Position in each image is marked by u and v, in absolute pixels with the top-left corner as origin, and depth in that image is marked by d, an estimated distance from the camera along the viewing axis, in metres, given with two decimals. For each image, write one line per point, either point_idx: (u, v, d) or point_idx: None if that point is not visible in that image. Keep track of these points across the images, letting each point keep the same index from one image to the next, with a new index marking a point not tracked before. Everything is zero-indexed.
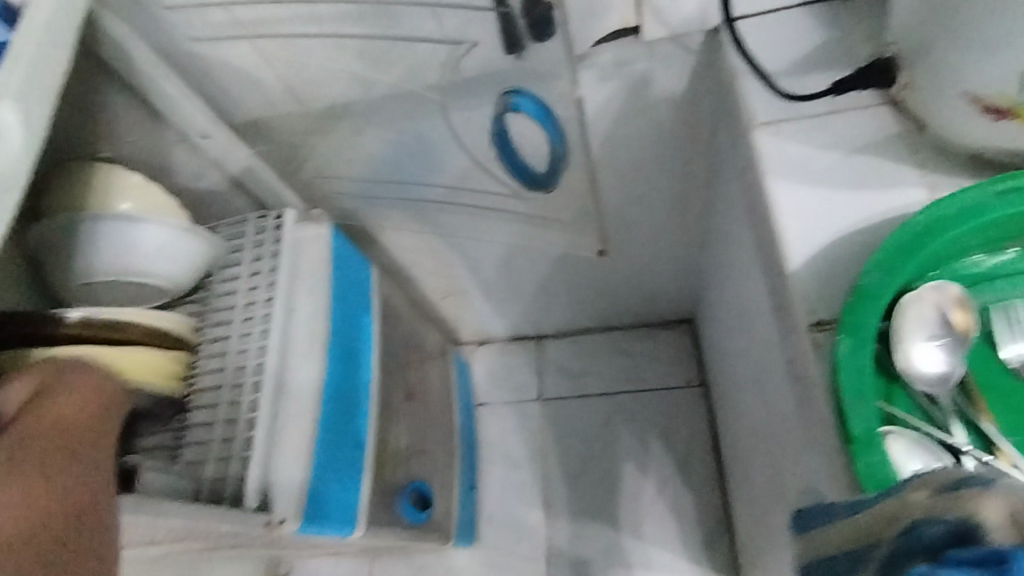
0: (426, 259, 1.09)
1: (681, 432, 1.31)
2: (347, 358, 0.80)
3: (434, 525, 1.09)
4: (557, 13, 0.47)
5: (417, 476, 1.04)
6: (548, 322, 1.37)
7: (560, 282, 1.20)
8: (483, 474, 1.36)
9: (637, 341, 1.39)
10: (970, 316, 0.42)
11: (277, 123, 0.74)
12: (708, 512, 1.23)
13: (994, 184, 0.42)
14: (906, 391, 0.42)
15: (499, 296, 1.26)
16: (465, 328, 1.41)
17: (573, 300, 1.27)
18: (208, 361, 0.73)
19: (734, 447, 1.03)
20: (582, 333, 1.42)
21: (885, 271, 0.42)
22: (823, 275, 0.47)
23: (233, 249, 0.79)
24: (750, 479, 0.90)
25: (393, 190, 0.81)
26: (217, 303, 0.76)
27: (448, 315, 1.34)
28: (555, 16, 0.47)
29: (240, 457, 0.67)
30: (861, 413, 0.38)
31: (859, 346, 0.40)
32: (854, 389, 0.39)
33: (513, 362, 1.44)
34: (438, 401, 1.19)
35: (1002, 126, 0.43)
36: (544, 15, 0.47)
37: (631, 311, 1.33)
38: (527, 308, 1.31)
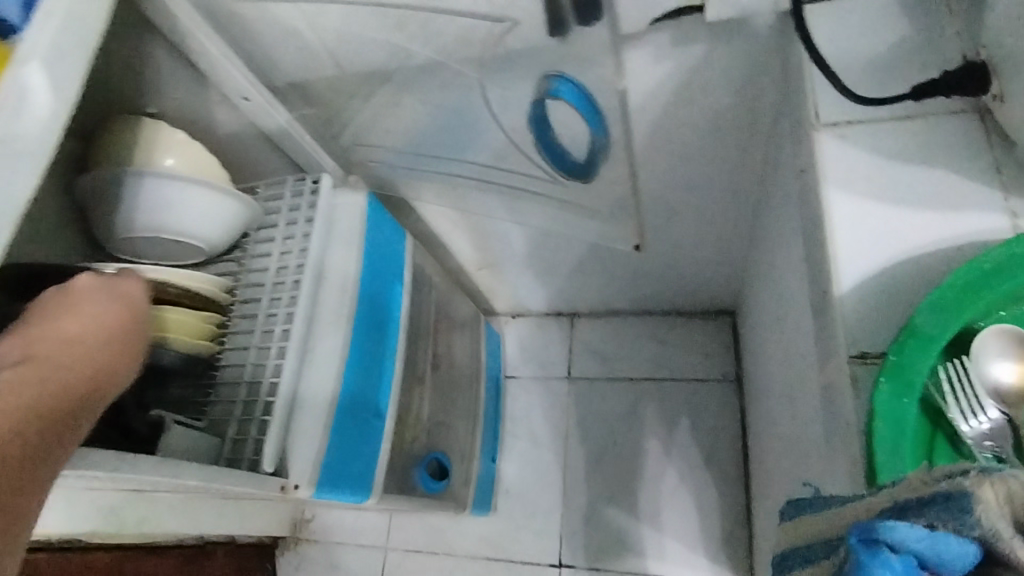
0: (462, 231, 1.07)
1: (710, 426, 1.29)
2: (376, 326, 0.81)
3: (451, 493, 1.10)
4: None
5: (438, 445, 1.05)
6: (583, 301, 1.35)
7: (597, 265, 1.17)
8: (506, 446, 1.38)
9: (671, 330, 1.37)
10: None
11: (319, 89, 0.72)
12: (726, 513, 1.22)
13: None
14: (947, 443, 0.38)
15: (534, 272, 1.23)
16: (499, 300, 1.40)
17: (609, 282, 1.25)
18: (240, 322, 0.74)
19: (764, 450, 1.00)
20: (618, 314, 1.40)
21: (946, 310, 0.38)
22: (870, 303, 0.44)
23: (271, 211, 0.79)
24: (777, 486, 0.88)
25: (429, 163, 0.79)
26: (252, 265, 0.77)
27: (482, 286, 1.33)
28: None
29: (261, 418, 0.69)
30: (894, 466, 0.36)
31: (897, 397, 0.37)
32: (889, 439, 0.36)
33: (545, 337, 1.44)
34: (463, 372, 1.20)
35: None
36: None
37: (669, 298, 1.30)
38: (564, 286, 1.29)
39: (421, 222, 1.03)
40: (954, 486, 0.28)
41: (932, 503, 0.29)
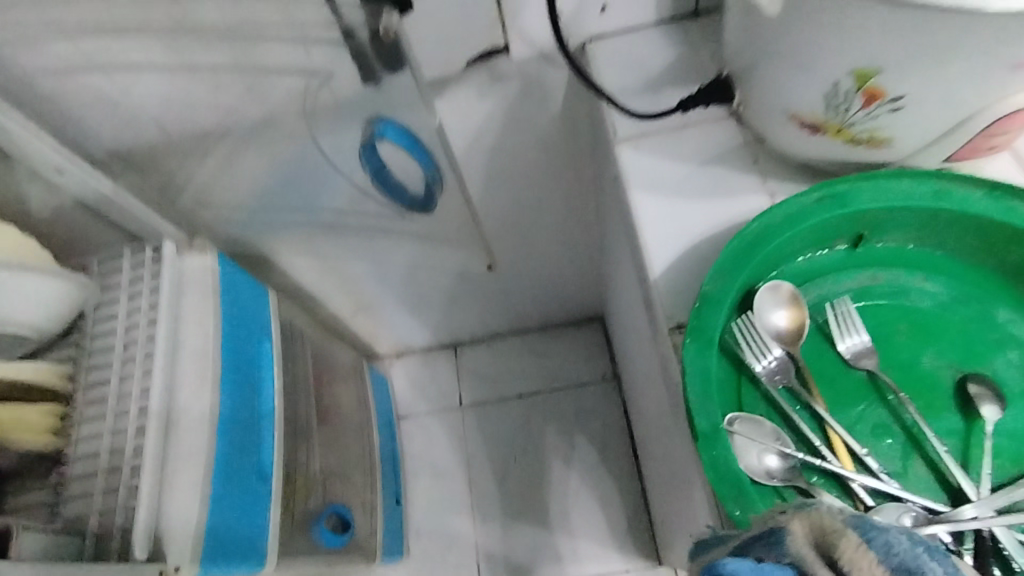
0: (329, 279, 1.07)
1: (599, 425, 1.37)
2: (247, 388, 0.78)
3: (358, 546, 1.07)
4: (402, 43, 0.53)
5: (335, 499, 1.02)
6: (464, 329, 1.39)
7: (469, 292, 1.21)
8: (411, 486, 1.36)
9: (550, 342, 1.44)
10: (799, 311, 0.46)
11: (146, 154, 0.69)
12: (627, 504, 1.30)
13: (812, 192, 0.46)
14: (750, 384, 0.46)
15: (410, 308, 1.25)
16: (381, 342, 1.40)
17: (484, 307, 1.29)
18: (86, 410, 0.68)
19: (644, 435, 1.08)
20: (499, 335, 1.45)
21: (728, 275, 0.46)
22: (680, 283, 0.51)
23: (108, 287, 0.74)
24: (658, 464, 0.96)
25: (279, 214, 0.78)
26: (93, 346, 0.71)
27: (360, 331, 1.31)
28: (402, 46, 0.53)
29: (125, 505, 0.64)
30: (706, 411, 0.42)
31: (702, 353, 0.44)
32: (699, 394, 0.43)
33: (433, 371, 1.45)
34: (353, 420, 1.17)
35: (817, 138, 0.47)
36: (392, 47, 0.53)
37: (542, 312, 1.37)
38: (442, 317, 1.32)
39: (283, 276, 1.01)
40: (777, 527, 0.33)
41: (764, 540, 0.33)
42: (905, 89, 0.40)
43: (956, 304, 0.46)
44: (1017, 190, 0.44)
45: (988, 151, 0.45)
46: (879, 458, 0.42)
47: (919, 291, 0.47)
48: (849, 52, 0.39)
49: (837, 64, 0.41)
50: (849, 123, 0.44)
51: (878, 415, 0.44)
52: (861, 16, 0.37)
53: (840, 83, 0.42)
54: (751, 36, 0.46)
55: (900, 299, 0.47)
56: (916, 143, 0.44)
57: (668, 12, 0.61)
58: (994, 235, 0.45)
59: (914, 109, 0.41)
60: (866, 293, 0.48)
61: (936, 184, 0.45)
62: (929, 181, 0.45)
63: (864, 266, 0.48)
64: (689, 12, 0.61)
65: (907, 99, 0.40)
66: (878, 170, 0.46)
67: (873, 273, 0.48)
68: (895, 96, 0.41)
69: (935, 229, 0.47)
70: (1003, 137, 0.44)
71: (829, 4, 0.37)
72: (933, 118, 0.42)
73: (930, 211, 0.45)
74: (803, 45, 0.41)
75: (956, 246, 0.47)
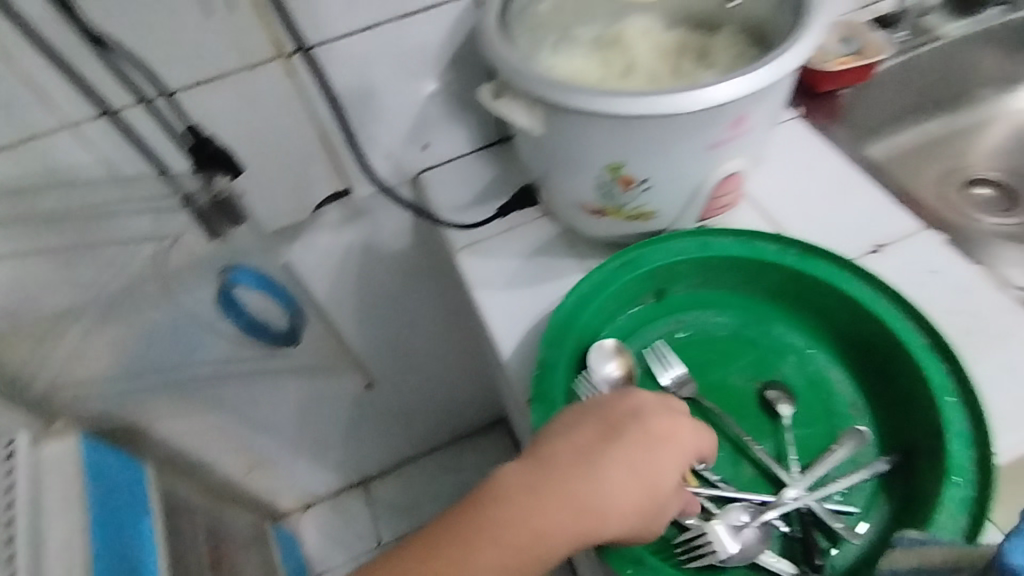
0: (214, 439, 1.03)
1: None
2: None
3: None
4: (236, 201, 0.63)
5: None
6: (370, 462, 1.36)
7: (367, 421, 1.20)
8: None
9: (460, 455, 1.44)
10: (626, 357, 0.54)
11: None
12: None
13: (612, 261, 0.56)
14: None
15: (308, 452, 1.21)
16: (284, 497, 1.32)
17: (386, 434, 1.29)
18: None
19: None
20: (408, 461, 1.43)
21: (559, 342, 0.53)
22: (529, 359, 0.58)
23: None
24: None
25: (147, 380, 0.78)
26: None
27: (259, 490, 1.24)
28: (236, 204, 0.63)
29: None
30: None
31: (546, 410, 0.51)
32: None
33: (345, 515, 1.38)
34: None
35: (605, 220, 0.58)
36: (227, 205, 0.62)
37: (446, 427, 1.38)
38: (344, 455, 1.28)
39: (161, 446, 0.96)
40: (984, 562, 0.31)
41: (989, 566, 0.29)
42: (646, 173, 0.52)
43: (743, 329, 0.57)
44: (756, 233, 0.56)
45: (724, 208, 0.58)
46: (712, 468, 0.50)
47: (713, 325, 0.58)
48: (596, 153, 0.51)
49: (595, 163, 0.52)
50: (621, 205, 0.55)
51: None
52: (592, 126, 0.49)
53: (602, 176, 0.54)
54: (534, 152, 0.57)
55: (702, 333, 0.57)
56: (674, 211, 0.56)
57: (480, 142, 0.73)
58: (752, 271, 0.57)
59: (658, 186, 0.53)
60: (674, 336, 0.57)
61: (701, 239, 0.57)
62: (695, 237, 0.57)
63: (669, 314, 0.59)
64: (497, 139, 0.74)
65: (650, 180, 0.53)
66: (655, 237, 0.58)
67: (677, 318, 0.58)
68: (641, 179, 0.53)
69: (711, 274, 0.58)
70: (731, 195, 0.57)
71: (569, 122, 0.49)
72: (675, 190, 0.54)
73: (702, 261, 0.57)
74: (565, 153, 0.53)
75: (731, 284, 0.58)
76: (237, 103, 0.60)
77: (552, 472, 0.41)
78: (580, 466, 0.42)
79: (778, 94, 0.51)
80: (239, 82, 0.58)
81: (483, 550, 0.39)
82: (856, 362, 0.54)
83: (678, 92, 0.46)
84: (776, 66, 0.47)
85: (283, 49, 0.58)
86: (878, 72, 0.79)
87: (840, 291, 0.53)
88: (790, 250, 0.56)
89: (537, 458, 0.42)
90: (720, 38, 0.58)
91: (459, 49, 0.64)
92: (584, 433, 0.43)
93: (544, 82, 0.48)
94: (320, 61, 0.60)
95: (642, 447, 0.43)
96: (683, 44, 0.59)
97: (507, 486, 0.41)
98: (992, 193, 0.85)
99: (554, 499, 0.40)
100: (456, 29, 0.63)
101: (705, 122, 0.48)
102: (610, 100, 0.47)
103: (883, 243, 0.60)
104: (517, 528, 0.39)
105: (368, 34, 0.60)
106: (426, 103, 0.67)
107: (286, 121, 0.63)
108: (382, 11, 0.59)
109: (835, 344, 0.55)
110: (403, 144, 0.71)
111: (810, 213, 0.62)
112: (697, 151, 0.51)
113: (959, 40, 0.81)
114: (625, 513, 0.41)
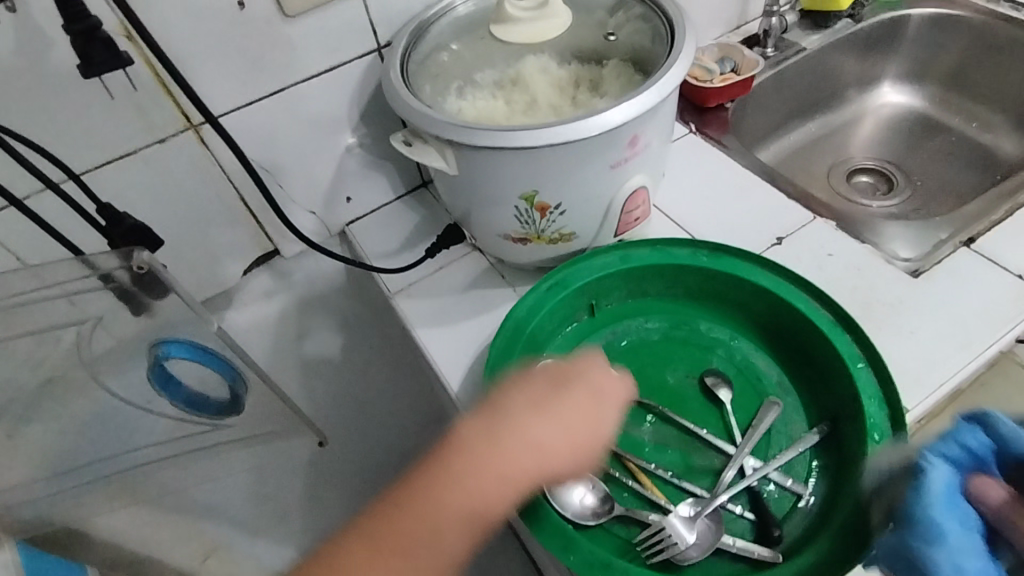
0: None
1: None
2: None
3: None
4: (159, 274, 0.62)
5: None
6: None
7: None
8: None
9: None
10: None
11: None
12: None
13: (541, 284, 0.59)
14: None
15: None
16: None
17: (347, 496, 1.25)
18: None
19: None
20: None
21: (502, 368, 0.55)
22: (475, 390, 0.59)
23: None
24: None
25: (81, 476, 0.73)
26: None
27: None
28: (159, 277, 0.62)
29: None
30: None
31: None
32: None
33: None
34: None
35: (528, 247, 0.61)
36: (150, 279, 0.61)
37: None
38: None
39: None
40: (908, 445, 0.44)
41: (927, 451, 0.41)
42: (558, 198, 0.55)
43: (673, 330, 0.61)
44: (669, 240, 0.61)
45: (636, 222, 0.62)
46: (664, 465, 0.53)
47: (645, 331, 0.61)
48: (509, 185, 0.54)
49: (510, 195, 0.55)
50: (541, 231, 0.59)
51: (656, 432, 0.55)
52: (500, 160, 0.52)
53: (520, 206, 0.57)
54: (451, 191, 0.60)
55: (636, 339, 0.61)
56: (591, 231, 0.60)
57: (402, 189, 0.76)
58: (671, 275, 0.61)
59: (572, 209, 0.57)
60: (610, 346, 0.61)
61: (620, 252, 0.61)
62: (615, 251, 0.61)
63: (603, 326, 0.62)
64: (419, 184, 0.76)
65: (564, 204, 0.56)
66: (578, 255, 0.61)
67: (611, 329, 0.62)
68: (555, 204, 0.56)
69: (635, 283, 0.62)
70: (641, 209, 0.61)
71: (478, 159, 0.52)
72: (588, 211, 0.58)
73: (625, 272, 0.60)
74: (479, 188, 0.56)
75: (655, 290, 0.62)
76: (149, 175, 0.61)
77: (500, 426, 0.44)
78: (520, 420, 0.45)
79: (664, 113, 0.56)
80: (150, 156, 0.60)
81: (450, 490, 0.43)
82: (777, 346, 0.58)
83: (576, 119, 0.50)
84: (657, 88, 0.52)
85: (191, 120, 0.59)
86: (756, 85, 0.87)
87: (751, 282, 0.58)
88: (701, 251, 0.60)
89: (484, 420, 0.45)
90: (607, 70, 0.63)
91: (367, 103, 0.67)
92: (531, 388, 0.46)
93: (447, 124, 0.51)
94: (228, 129, 0.62)
95: (591, 400, 0.45)
96: (577, 76, 0.63)
97: (455, 438, 0.44)
98: (873, 179, 0.95)
99: (497, 458, 0.43)
100: (361, 86, 0.66)
101: (602, 145, 0.53)
102: (512, 134, 0.50)
103: (783, 235, 0.65)
104: (460, 472, 0.43)
105: (276, 97, 0.62)
106: (346, 155, 0.70)
107: (203, 188, 0.65)
108: (286, 76, 0.61)
109: (755, 331, 0.60)
110: (325, 200, 0.72)
111: (715, 216, 0.68)
112: (601, 173, 0.55)
113: (819, 49, 0.91)
114: (559, 453, 0.44)
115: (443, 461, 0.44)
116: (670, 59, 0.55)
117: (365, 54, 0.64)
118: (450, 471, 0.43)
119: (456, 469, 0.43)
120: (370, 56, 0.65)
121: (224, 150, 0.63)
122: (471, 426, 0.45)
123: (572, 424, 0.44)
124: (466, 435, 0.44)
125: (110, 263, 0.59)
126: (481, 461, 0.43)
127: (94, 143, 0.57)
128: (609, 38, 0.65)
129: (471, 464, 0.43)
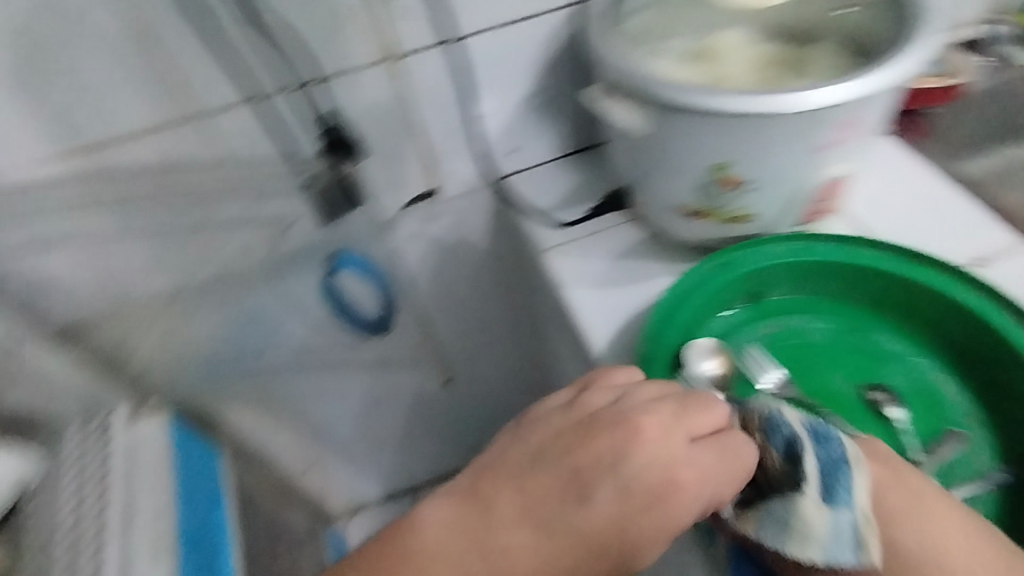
0: (281, 434, 1.05)
1: None
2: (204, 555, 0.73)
3: None
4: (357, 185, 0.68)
5: None
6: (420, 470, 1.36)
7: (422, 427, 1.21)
8: None
9: None
10: (727, 357, 0.54)
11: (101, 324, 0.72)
12: None
13: (710, 261, 0.57)
14: None
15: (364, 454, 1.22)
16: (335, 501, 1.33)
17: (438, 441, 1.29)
18: None
19: None
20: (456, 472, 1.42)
21: (658, 336, 0.55)
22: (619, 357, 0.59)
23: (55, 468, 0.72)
24: None
25: (234, 368, 0.81)
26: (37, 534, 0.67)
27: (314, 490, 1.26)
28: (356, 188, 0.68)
29: None
30: None
31: None
32: None
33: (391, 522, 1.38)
34: None
35: (699, 222, 0.59)
36: (349, 188, 0.68)
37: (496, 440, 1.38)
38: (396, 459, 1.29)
39: None
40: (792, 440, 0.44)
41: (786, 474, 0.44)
42: (749, 173, 0.53)
43: (844, 335, 0.56)
44: (856, 239, 0.57)
45: (822, 214, 0.60)
46: None
47: (812, 330, 0.57)
48: (699, 154, 0.52)
49: (697, 163, 0.53)
50: (720, 206, 0.56)
51: None
52: (699, 125, 0.50)
53: (703, 177, 0.55)
54: (631, 154, 0.59)
55: (800, 337, 0.57)
56: (772, 215, 0.57)
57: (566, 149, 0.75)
58: (852, 276, 0.57)
59: (760, 187, 0.54)
60: (771, 338, 0.57)
61: (800, 243, 0.58)
62: (794, 240, 0.58)
63: (766, 317, 0.58)
64: (584, 146, 0.75)
65: (753, 181, 0.53)
66: (753, 240, 0.58)
67: (773, 321, 0.58)
68: (743, 180, 0.53)
69: (809, 279, 0.58)
70: (832, 201, 0.58)
71: (675, 122, 0.51)
72: (775, 193, 0.55)
73: (801, 265, 0.57)
74: (665, 152, 0.54)
75: (829, 290, 0.58)
76: (347, 101, 0.63)
77: (586, 471, 0.45)
78: (590, 463, 0.45)
79: (885, 100, 0.51)
80: (351, 81, 0.62)
81: (530, 480, 0.46)
82: (968, 370, 0.53)
83: (790, 91, 0.48)
84: (888, 71, 0.48)
85: (395, 49, 0.61)
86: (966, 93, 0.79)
87: (948, 296, 0.53)
88: (891, 255, 0.56)
89: (574, 427, 0.47)
90: (818, 50, 0.59)
91: (556, 57, 0.67)
92: (643, 426, 0.45)
93: (652, 82, 0.50)
94: (424, 65, 0.63)
95: (723, 460, 0.44)
96: (782, 53, 0.60)
97: (548, 437, 0.48)
98: None
99: (563, 463, 0.45)
100: (554, 38, 0.65)
101: (812, 123, 0.49)
102: (718, 99, 0.48)
103: (988, 254, 0.59)
104: (544, 479, 0.45)
105: (474, 40, 0.63)
106: (522, 106, 0.70)
107: (389, 121, 0.66)
108: (488, 17, 0.61)
109: (941, 352, 0.55)
110: (493, 148, 0.73)
111: (906, 224, 0.62)
112: (802, 154, 0.52)
113: None
114: (650, 496, 0.43)
115: (565, 438, 0.47)
116: (907, 42, 0.50)
117: (566, 6, 0.63)
118: (558, 462, 0.46)
119: (531, 473, 0.46)
120: (570, 8, 0.63)
121: (415, 85, 0.64)
122: (568, 434, 0.47)
123: (677, 467, 0.43)
124: (567, 448, 0.47)
125: (320, 168, 0.65)
126: (560, 470, 0.45)
127: (307, 60, 0.59)
128: (829, 14, 0.60)
129: (554, 473, 0.45)
